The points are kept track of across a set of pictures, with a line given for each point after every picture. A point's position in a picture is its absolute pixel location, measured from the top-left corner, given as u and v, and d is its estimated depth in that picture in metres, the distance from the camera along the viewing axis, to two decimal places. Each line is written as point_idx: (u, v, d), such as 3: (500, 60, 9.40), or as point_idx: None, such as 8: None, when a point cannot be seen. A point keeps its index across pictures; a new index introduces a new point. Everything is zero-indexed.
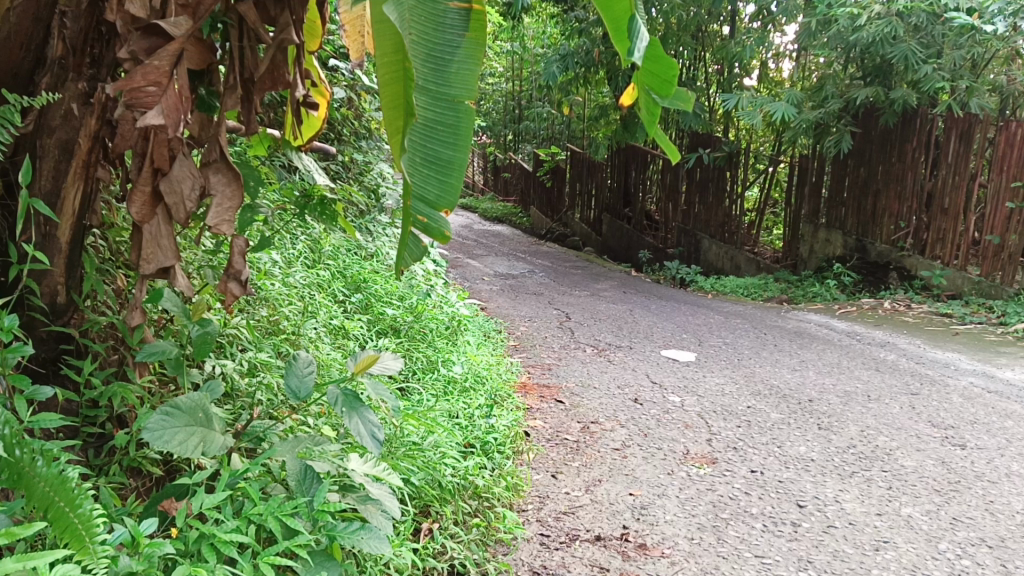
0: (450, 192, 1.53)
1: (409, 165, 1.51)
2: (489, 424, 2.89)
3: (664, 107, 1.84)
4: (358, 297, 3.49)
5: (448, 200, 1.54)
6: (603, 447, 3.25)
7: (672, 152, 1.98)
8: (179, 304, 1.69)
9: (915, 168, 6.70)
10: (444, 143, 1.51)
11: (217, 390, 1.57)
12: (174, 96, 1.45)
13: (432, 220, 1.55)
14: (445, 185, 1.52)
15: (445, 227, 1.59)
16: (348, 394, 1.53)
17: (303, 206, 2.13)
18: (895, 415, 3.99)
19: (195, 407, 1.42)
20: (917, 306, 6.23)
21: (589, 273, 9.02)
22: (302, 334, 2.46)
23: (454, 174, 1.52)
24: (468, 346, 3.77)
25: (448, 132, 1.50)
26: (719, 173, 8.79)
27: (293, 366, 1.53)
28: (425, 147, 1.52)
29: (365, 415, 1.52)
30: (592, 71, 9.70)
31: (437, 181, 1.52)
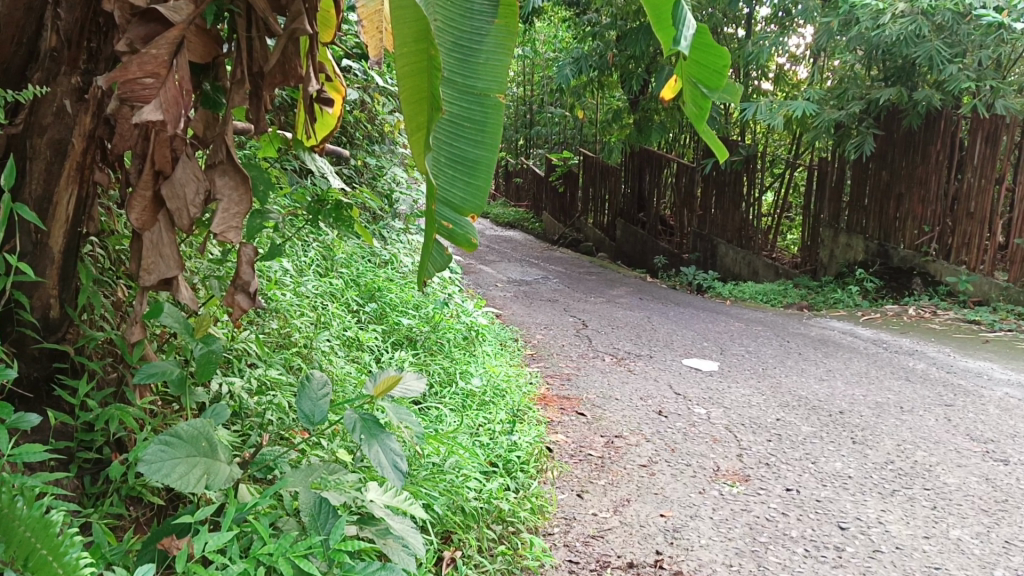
0: (476, 197, 1.38)
1: (433, 164, 1.37)
2: (511, 440, 2.74)
3: (711, 102, 1.73)
4: (372, 307, 3.35)
5: (474, 204, 1.39)
6: (630, 463, 3.10)
7: (720, 152, 1.86)
8: (180, 319, 1.56)
9: (939, 171, 6.52)
10: (471, 140, 1.36)
11: (222, 415, 1.43)
12: (173, 87, 1.33)
13: (458, 226, 1.41)
14: (471, 188, 1.38)
15: (472, 233, 1.44)
16: (367, 418, 1.39)
17: (314, 214, 1.99)
18: (931, 428, 3.82)
19: (197, 435, 1.29)
20: (943, 313, 6.05)
21: (605, 279, 8.86)
22: (314, 347, 2.32)
23: (481, 176, 1.37)
24: (486, 356, 3.63)
25: (476, 128, 1.36)
26: (736, 177, 8.63)
27: (306, 388, 1.39)
28: (450, 144, 1.37)
29: (386, 442, 1.38)
30: (606, 75, 9.57)
31: (462, 183, 1.38)
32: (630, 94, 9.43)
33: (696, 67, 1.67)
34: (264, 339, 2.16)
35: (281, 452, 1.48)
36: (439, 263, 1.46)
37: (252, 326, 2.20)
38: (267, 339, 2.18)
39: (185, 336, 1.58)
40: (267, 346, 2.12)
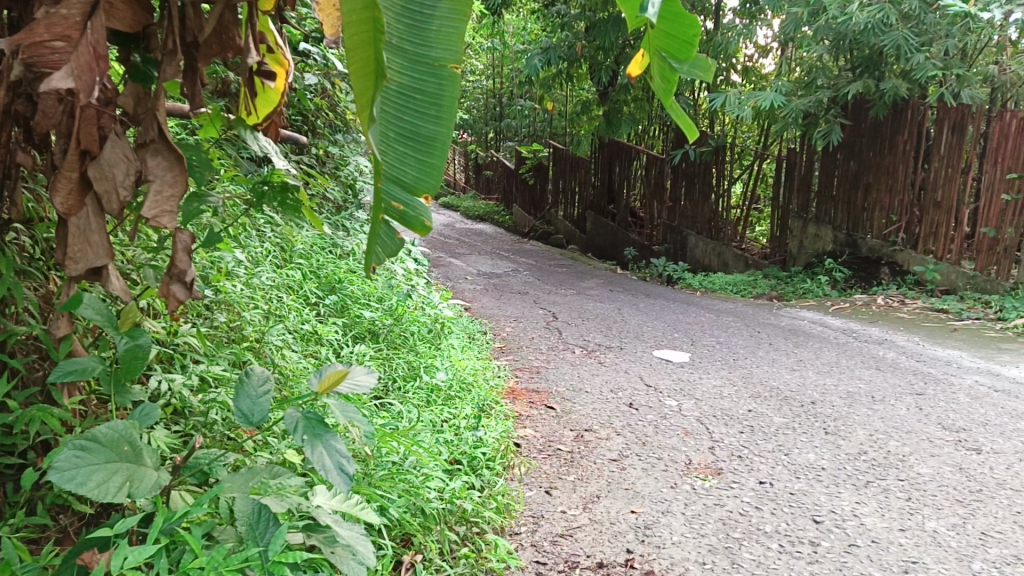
0: (431, 178, 1.26)
1: (381, 140, 1.24)
2: (476, 436, 2.64)
3: (681, 76, 1.65)
4: (333, 299, 3.22)
5: (428, 185, 1.27)
6: (600, 458, 3.02)
7: (691, 132, 1.78)
8: (103, 312, 1.43)
9: (906, 160, 6.51)
10: (424, 115, 1.24)
11: (153, 415, 1.32)
12: (86, 53, 1.21)
13: (409, 207, 1.29)
14: (423, 167, 1.26)
15: (426, 216, 1.32)
16: (312, 418, 1.30)
17: (256, 199, 1.87)
18: (904, 418, 3.77)
19: (118, 440, 1.19)
20: (911, 302, 6.05)
21: (575, 271, 8.78)
22: (265, 342, 2.20)
23: (435, 154, 1.25)
24: (452, 350, 3.53)
25: (429, 102, 1.24)
26: (705, 168, 8.57)
27: (244, 385, 1.27)
28: (400, 118, 1.25)
29: (331, 443, 1.27)
30: (574, 65, 9.47)
31: (414, 161, 1.25)
32: (599, 84, 9.35)
33: (664, 39, 1.60)
34: (210, 338, 2.03)
35: (218, 455, 1.37)
36: (391, 248, 1.34)
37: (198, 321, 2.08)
38: (214, 336, 2.05)
39: (110, 330, 1.45)
40: (215, 345, 2.00)
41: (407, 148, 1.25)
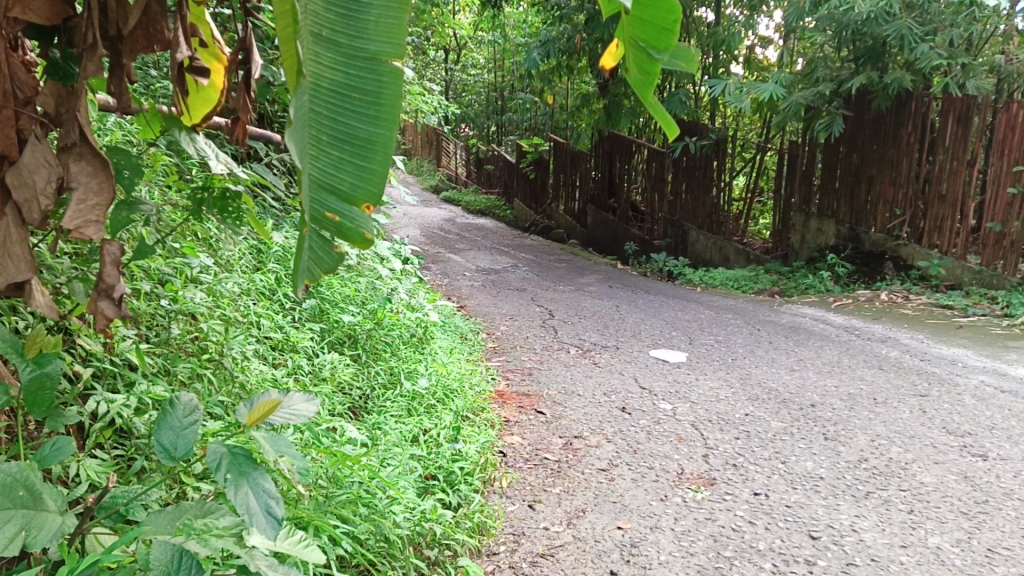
0: (375, 186, 1.17)
1: (315, 144, 1.14)
2: (455, 449, 2.52)
3: (660, 68, 1.54)
4: (311, 303, 3.09)
5: (371, 194, 1.18)
6: (588, 468, 2.89)
7: (670, 130, 1.66)
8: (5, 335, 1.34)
9: (910, 153, 6.35)
10: (362, 116, 1.14)
11: (62, 449, 1.23)
12: None
13: (347, 218, 1.19)
14: (364, 174, 1.16)
15: (367, 228, 1.22)
16: (238, 453, 1.21)
17: (194, 211, 1.81)
18: (906, 421, 3.65)
19: (12, 485, 1.11)
20: (915, 298, 5.91)
21: (573, 266, 8.65)
22: (223, 356, 2.07)
23: (375, 159, 1.16)
24: (437, 354, 3.40)
25: (367, 101, 1.14)
26: (706, 162, 8.43)
27: (168, 416, 1.16)
28: (335, 120, 1.14)
29: (258, 486, 1.18)
30: (573, 58, 9.32)
31: (351, 166, 1.15)
32: (599, 77, 9.22)
33: (641, 26, 1.48)
34: (156, 356, 1.90)
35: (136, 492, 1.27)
36: (328, 266, 1.22)
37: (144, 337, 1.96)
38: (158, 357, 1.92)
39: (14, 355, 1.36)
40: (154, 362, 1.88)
41: (343, 153, 1.15)
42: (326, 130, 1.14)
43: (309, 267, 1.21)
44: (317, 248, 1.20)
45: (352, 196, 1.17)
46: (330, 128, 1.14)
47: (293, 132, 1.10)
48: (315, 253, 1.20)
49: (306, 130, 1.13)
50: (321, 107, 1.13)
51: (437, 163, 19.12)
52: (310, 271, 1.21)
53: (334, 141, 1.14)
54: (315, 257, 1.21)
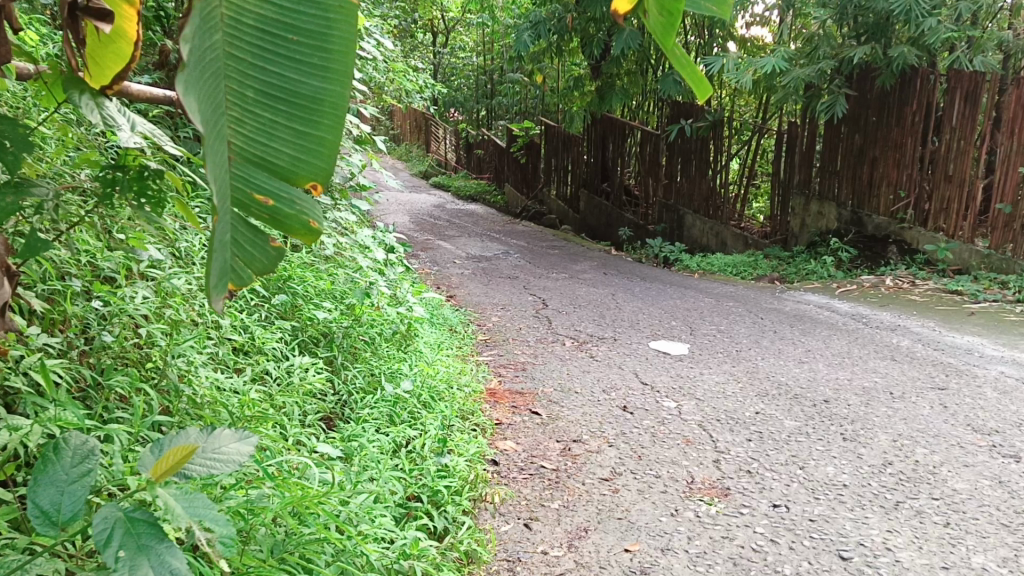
0: (320, 160, 0.96)
1: (239, 106, 0.90)
2: (441, 464, 2.25)
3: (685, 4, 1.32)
4: (280, 299, 2.79)
5: (316, 169, 0.96)
6: (589, 477, 2.63)
7: (703, 94, 1.40)
8: None
9: (914, 133, 6.06)
10: (303, 69, 0.91)
11: None
12: None
13: (283, 202, 0.97)
14: (309, 146, 0.95)
15: (310, 215, 1.01)
16: (137, 519, 1.02)
17: (107, 193, 1.51)
18: (928, 418, 3.38)
19: None
20: (922, 283, 5.66)
21: (567, 252, 8.37)
22: (168, 366, 1.81)
23: (322, 126, 0.94)
24: (421, 354, 3.11)
25: (310, 49, 0.91)
26: (702, 144, 8.14)
27: (47, 477, 1.04)
28: (267, 75, 0.90)
29: (155, 555, 0.99)
30: (564, 39, 9.02)
31: (289, 134, 0.93)
32: (591, 58, 8.93)
33: None
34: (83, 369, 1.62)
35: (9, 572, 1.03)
36: (261, 262, 1.02)
37: (61, 351, 1.68)
38: (78, 374, 1.63)
39: None
40: (69, 382, 1.59)
41: (277, 117, 0.92)
42: (252, 86, 0.90)
43: (235, 262, 1.00)
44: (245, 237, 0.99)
45: (290, 171, 0.95)
46: (257, 86, 0.90)
47: (208, 89, 0.86)
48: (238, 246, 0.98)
49: (223, 83, 0.88)
50: (244, 52, 0.88)
51: (426, 149, 18.74)
52: (233, 268, 1.00)
53: (263, 99, 0.90)
54: (242, 253, 1.00)
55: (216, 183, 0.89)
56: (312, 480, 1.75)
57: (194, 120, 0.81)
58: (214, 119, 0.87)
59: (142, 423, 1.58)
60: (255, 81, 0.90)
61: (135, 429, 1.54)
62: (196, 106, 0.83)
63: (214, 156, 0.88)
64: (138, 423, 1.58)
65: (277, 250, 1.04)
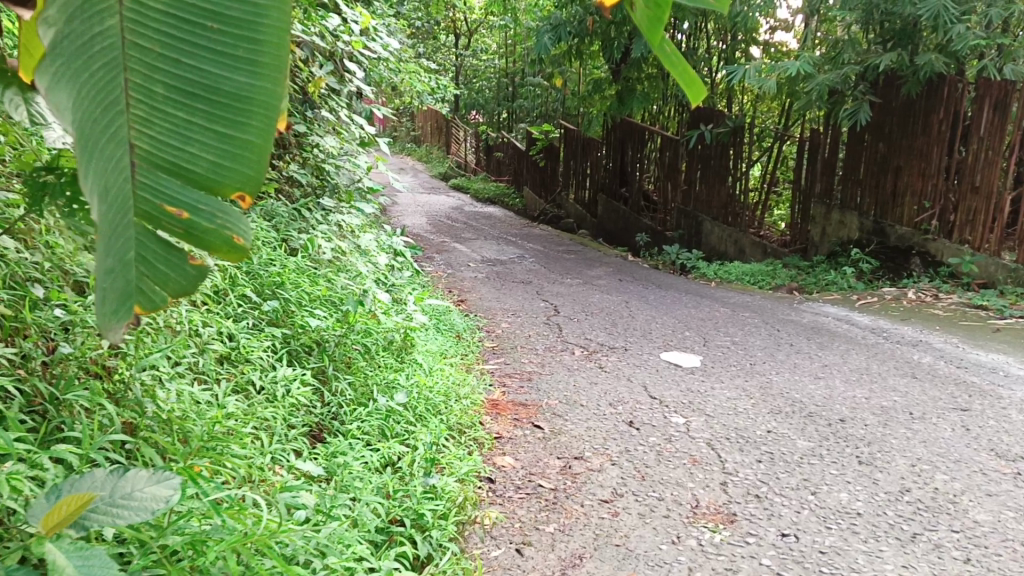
0: (246, 164, 0.97)
1: (147, 106, 0.92)
2: (428, 484, 2.13)
3: None
4: (271, 305, 2.68)
5: (241, 174, 0.97)
6: (588, 499, 2.50)
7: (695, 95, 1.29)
8: None
9: (940, 142, 5.87)
10: (225, 65, 0.93)
11: None
12: None
13: (197, 214, 0.98)
14: (232, 149, 0.96)
15: (229, 232, 1.03)
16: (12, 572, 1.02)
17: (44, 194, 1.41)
18: (949, 442, 3.23)
19: None
20: (945, 297, 5.49)
21: (582, 258, 8.24)
22: (131, 381, 1.72)
23: (250, 129, 0.96)
24: (418, 366, 2.98)
25: (231, 45, 0.93)
26: (721, 150, 7.99)
27: None
28: (181, 74, 0.92)
29: None
30: (584, 41, 8.88)
31: (210, 135, 0.95)
32: (611, 61, 8.80)
33: None
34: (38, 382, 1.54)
35: None
36: (179, 280, 1.02)
37: (14, 363, 1.59)
38: (32, 387, 1.55)
39: None
40: (20, 396, 1.51)
41: (194, 115, 0.94)
42: (161, 82, 0.91)
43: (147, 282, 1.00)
44: (160, 253, 1.00)
45: (208, 178, 0.97)
46: (167, 79, 0.92)
47: (101, 84, 0.90)
48: (148, 263, 0.99)
49: (125, 79, 0.91)
50: (154, 42, 0.91)
51: (447, 150, 18.62)
52: (143, 286, 0.99)
53: (174, 95, 0.92)
54: (155, 272, 1.00)
55: (113, 183, 0.93)
56: (284, 513, 1.62)
57: (60, 114, 0.87)
58: (106, 116, 0.91)
59: (95, 441, 1.48)
60: (166, 76, 0.92)
61: (85, 448, 1.45)
62: (73, 100, 0.88)
63: (108, 157, 0.92)
64: (91, 441, 1.49)
65: (197, 268, 1.04)
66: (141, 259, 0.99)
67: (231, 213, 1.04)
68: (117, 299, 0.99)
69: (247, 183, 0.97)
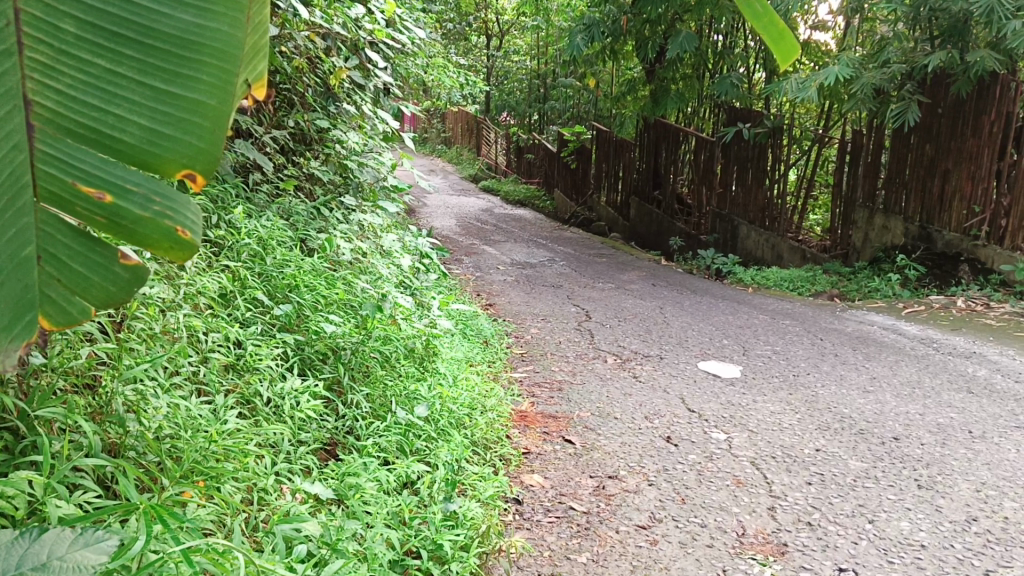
0: (192, 131, 0.96)
1: (58, 57, 0.90)
2: (448, 510, 1.94)
3: None
4: (283, 311, 2.48)
5: (186, 143, 0.95)
6: (623, 524, 2.29)
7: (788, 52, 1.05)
8: None
9: (993, 144, 5.56)
10: (166, 9, 0.94)
11: None
12: None
13: (115, 199, 0.95)
14: (171, 109, 0.95)
15: (163, 228, 0.98)
16: None
17: None
18: (1015, 464, 2.97)
19: None
20: (997, 306, 5.21)
21: (615, 261, 8.00)
22: (112, 398, 1.56)
23: (198, 87, 0.95)
24: (440, 377, 2.77)
25: None
26: (759, 151, 7.72)
27: None
28: (107, 16, 0.92)
29: None
30: (618, 41, 8.64)
31: (144, 90, 0.94)
32: (645, 61, 8.57)
33: None
34: (7, 397, 1.39)
35: None
36: (104, 281, 0.98)
37: None
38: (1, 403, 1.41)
39: None
40: None
41: (122, 65, 0.93)
42: (80, 25, 0.91)
43: (60, 286, 0.96)
44: (76, 248, 0.96)
45: (141, 149, 0.94)
46: (83, 16, 0.91)
47: None
48: (60, 261, 0.96)
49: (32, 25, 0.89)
50: None
51: (478, 152, 18.41)
52: (56, 289, 0.96)
53: (93, 39, 0.91)
54: (70, 274, 0.96)
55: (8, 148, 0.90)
56: (283, 552, 1.44)
57: None
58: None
59: (61, 468, 1.32)
60: (84, 16, 0.91)
61: (47, 477, 1.28)
62: None
63: None
64: (59, 467, 1.34)
65: (131, 270, 0.99)
66: (53, 259, 0.95)
67: (174, 204, 1.00)
68: (17, 308, 0.94)
69: (195, 157, 0.96)
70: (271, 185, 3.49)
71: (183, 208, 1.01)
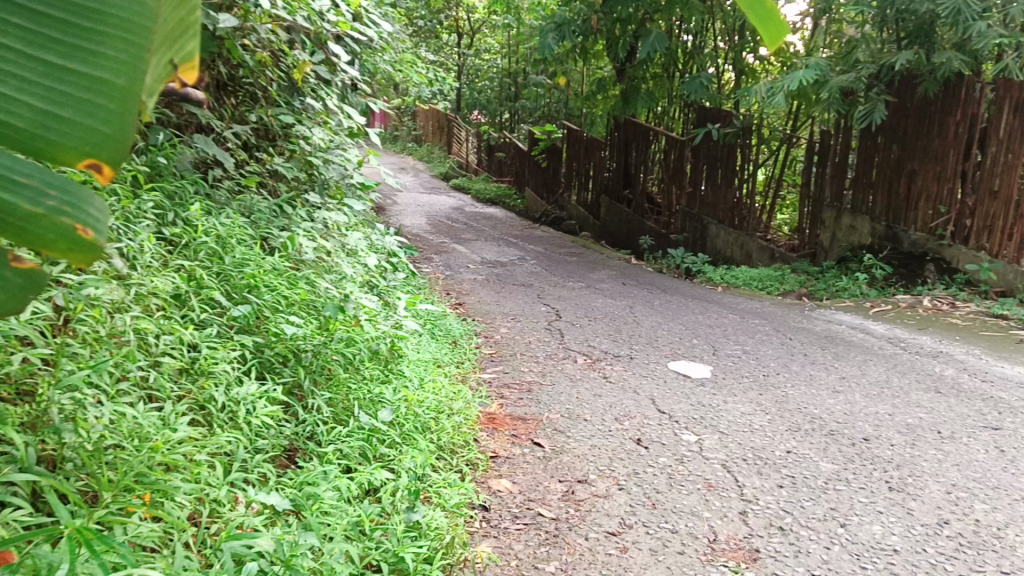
0: (97, 116, 0.62)
1: None
2: (410, 520, 1.87)
3: None
4: (241, 313, 2.39)
5: (92, 133, 0.62)
6: (593, 531, 2.23)
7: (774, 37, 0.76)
8: None
9: (957, 145, 5.58)
10: None
11: None
12: None
13: None
14: (68, 87, 0.61)
15: (66, 226, 0.64)
16: None
17: None
18: (985, 466, 2.96)
19: None
20: (963, 306, 5.23)
21: (586, 260, 7.96)
22: (47, 405, 1.50)
23: (106, 62, 0.61)
24: (405, 379, 2.70)
25: None
26: (729, 151, 7.71)
27: None
28: None
29: None
30: (589, 40, 8.60)
31: (25, 58, 0.59)
32: (616, 60, 8.54)
33: None
34: None
35: None
36: None
37: None
38: None
39: None
40: None
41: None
42: None
43: None
44: None
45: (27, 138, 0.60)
46: None
47: None
48: None
49: None
50: None
51: (449, 150, 18.32)
52: None
53: None
54: None
55: None
56: (232, 570, 1.38)
57: None
58: None
59: None
60: None
61: None
62: None
63: None
64: None
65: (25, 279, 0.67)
66: None
67: (78, 195, 0.65)
68: None
69: (103, 144, 0.62)
70: (232, 182, 3.39)
71: (92, 202, 0.67)
